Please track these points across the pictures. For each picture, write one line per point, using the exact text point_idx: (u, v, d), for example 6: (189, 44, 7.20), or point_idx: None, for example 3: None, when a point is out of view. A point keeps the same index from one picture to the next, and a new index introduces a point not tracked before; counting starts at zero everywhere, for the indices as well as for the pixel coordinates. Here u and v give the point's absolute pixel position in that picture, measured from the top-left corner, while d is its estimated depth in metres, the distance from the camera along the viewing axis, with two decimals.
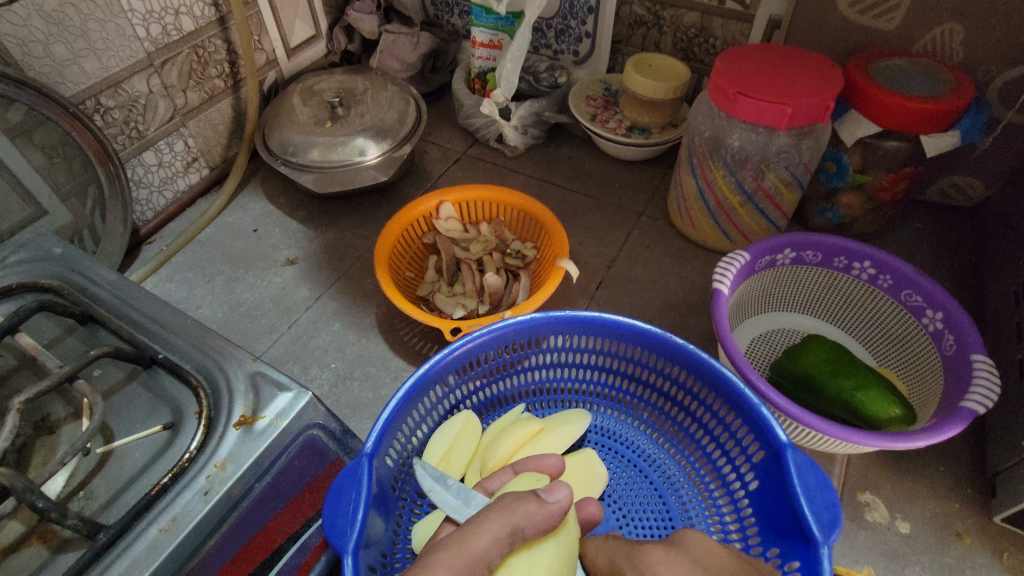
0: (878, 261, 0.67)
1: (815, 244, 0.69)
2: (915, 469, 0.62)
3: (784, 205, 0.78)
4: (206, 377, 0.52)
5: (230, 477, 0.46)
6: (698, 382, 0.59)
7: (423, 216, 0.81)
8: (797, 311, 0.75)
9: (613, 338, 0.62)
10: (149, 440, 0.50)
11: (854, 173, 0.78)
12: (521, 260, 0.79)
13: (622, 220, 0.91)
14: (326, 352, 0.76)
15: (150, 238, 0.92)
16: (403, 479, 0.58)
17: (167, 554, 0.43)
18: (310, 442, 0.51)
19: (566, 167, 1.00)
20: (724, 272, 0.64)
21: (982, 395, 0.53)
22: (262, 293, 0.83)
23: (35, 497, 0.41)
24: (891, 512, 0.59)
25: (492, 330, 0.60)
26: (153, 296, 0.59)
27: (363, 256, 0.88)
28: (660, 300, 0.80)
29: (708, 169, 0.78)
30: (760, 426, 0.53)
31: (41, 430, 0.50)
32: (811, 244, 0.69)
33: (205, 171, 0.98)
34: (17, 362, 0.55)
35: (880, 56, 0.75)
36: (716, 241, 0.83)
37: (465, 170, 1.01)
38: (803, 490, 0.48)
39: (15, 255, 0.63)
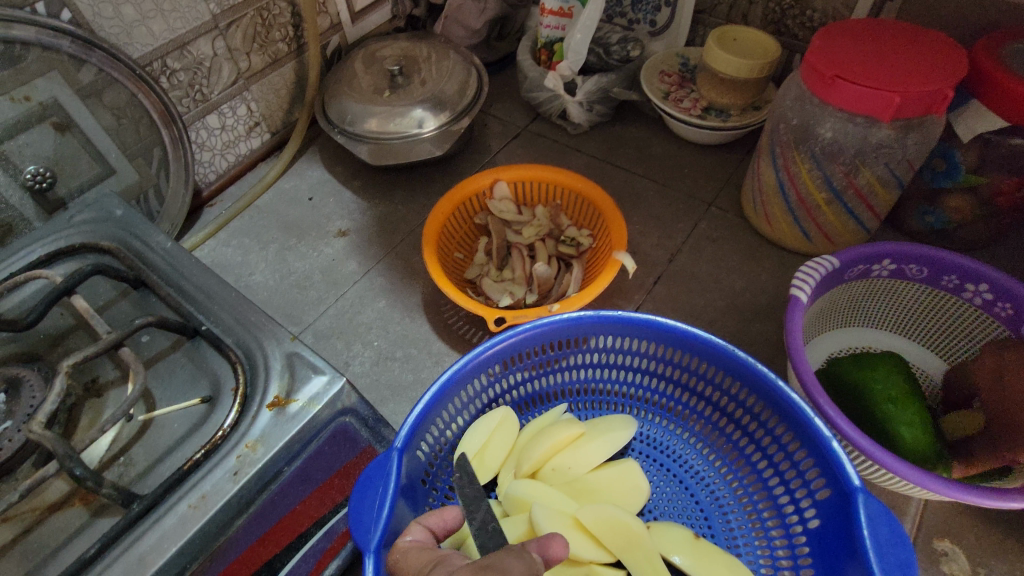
0: (998, 286, 0.58)
1: (922, 257, 0.61)
2: (1006, 521, 0.55)
3: (878, 206, 0.70)
4: (245, 352, 0.52)
5: (259, 459, 0.45)
6: (760, 402, 0.54)
7: (477, 195, 0.77)
8: (889, 331, 0.68)
9: (668, 345, 0.57)
10: (187, 412, 0.50)
11: (968, 173, 0.68)
12: (576, 249, 0.74)
13: (689, 209, 0.84)
14: (370, 329, 0.75)
15: (211, 201, 0.94)
16: (436, 471, 0.57)
17: (194, 531, 0.43)
18: (342, 429, 0.50)
19: (632, 148, 0.94)
20: (805, 279, 0.57)
21: None
22: (312, 263, 0.82)
23: (73, 465, 0.42)
24: (973, 566, 0.53)
25: (536, 326, 0.56)
26: (201, 265, 0.59)
27: (413, 231, 0.85)
28: (724, 301, 0.74)
29: (792, 160, 0.70)
30: (828, 460, 0.47)
31: (89, 392, 0.51)
32: (916, 257, 0.61)
33: (266, 136, 0.98)
34: (75, 322, 0.56)
35: (1016, 36, 0.64)
36: (793, 239, 0.75)
37: (525, 147, 0.97)
38: (873, 543, 0.42)
39: (80, 215, 0.65)
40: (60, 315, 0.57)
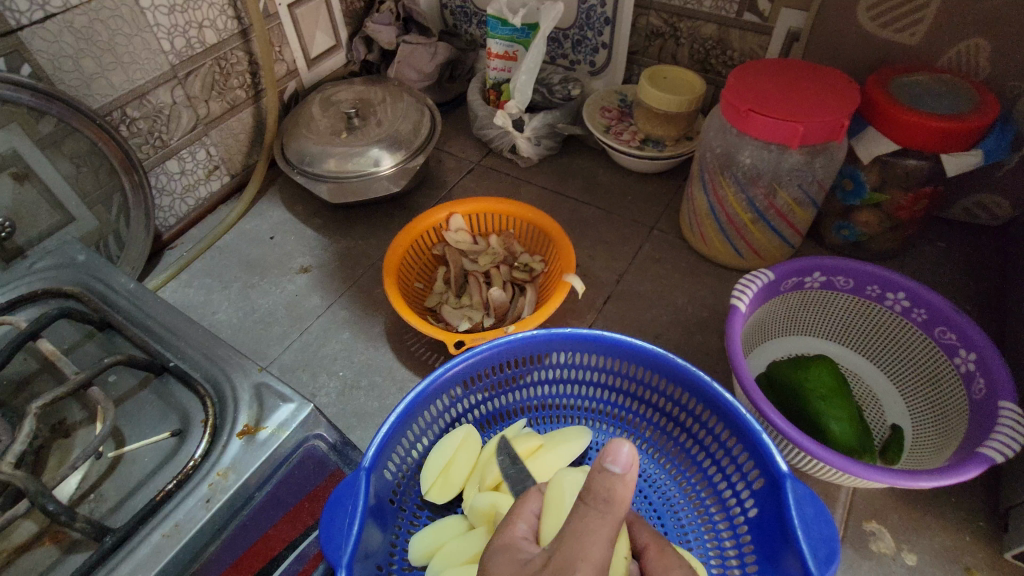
0: (913, 294, 0.65)
1: (847, 270, 0.68)
2: (925, 501, 0.60)
3: (798, 223, 0.77)
4: (213, 386, 0.54)
5: (230, 486, 0.47)
6: (701, 405, 0.58)
7: (433, 227, 0.82)
8: (821, 337, 0.74)
9: (615, 358, 0.62)
10: (157, 446, 0.52)
11: (872, 191, 0.76)
12: (529, 274, 0.79)
13: (633, 233, 0.90)
14: (335, 360, 0.77)
15: (172, 243, 0.95)
16: (403, 491, 0.59)
17: (169, 558, 0.44)
18: (311, 452, 0.53)
19: (579, 178, 1.00)
20: (743, 290, 0.64)
21: (1002, 442, 0.51)
22: (276, 299, 0.85)
23: (46, 501, 0.44)
24: (898, 543, 0.58)
25: (494, 346, 0.60)
26: (168, 305, 0.62)
27: (374, 264, 0.89)
28: (668, 316, 0.80)
29: (720, 185, 0.76)
30: (759, 452, 0.52)
31: (56, 433, 0.52)
32: (842, 270, 0.68)
33: (226, 179, 1.00)
34: (39, 366, 0.57)
35: (901, 71, 0.73)
36: (728, 257, 0.82)
37: (479, 180, 1.02)
38: (800, 522, 0.47)
39: (42, 262, 0.66)
40: (24, 360, 0.58)
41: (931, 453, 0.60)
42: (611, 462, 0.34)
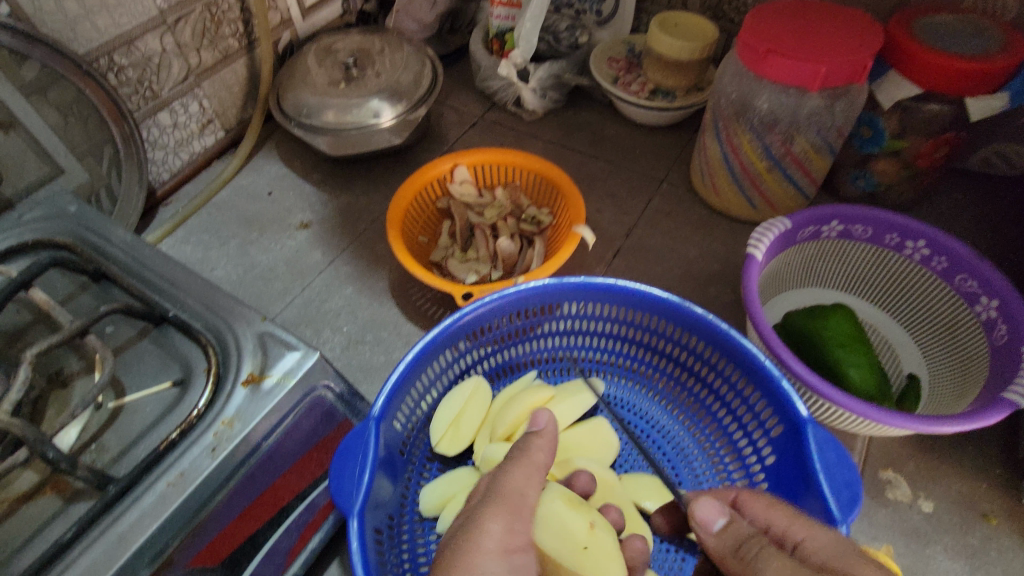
0: (933, 241, 0.63)
1: (866, 218, 0.66)
2: (942, 450, 0.60)
3: (814, 171, 0.75)
4: (215, 335, 0.52)
5: (237, 434, 0.45)
6: (717, 354, 0.57)
7: (437, 180, 0.79)
8: (833, 289, 0.72)
9: (628, 307, 0.60)
10: (159, 396, 0.50)
11: (891, 139, 0.74)
12: (537, 226, 0.77)
13: (642, 187, 0.88)
14: (338, 316, 0.75)
15: (166, 200, 0.92)
16: (412, 443, 0.58)
17: (175, 507, 0.42)
18: (318, 402, 0.51)
19: (585, 132, 0.97)
20: (759, 239, 0.62)
21: None
22: (276, 255, 0.82)
23: (46, 448, 0.42)
24: (914, 490, 0.57)
25: (504, 296, 0.58)
26: (166, 256, 0.59)
27: (376, 220, 0.86)
28: (679, 269, 0.78)
29: (735, 134, 0.74)
30: (779, 398, 0.51)
31: (54, 384, 0.50)
32: (861, 218, 0.66)
33: (220, 134, 0.97)
34: (33, 317, 0.55)
35: (925, 11, 0.70)
36: (740, 208, 0.80)
37: (482, 135, 0.99)
38: (822, 466, 0.46)
39: (31, 212, 0.63)
40: (17, 312, 0.56)
41: (950, 401, 0.59)
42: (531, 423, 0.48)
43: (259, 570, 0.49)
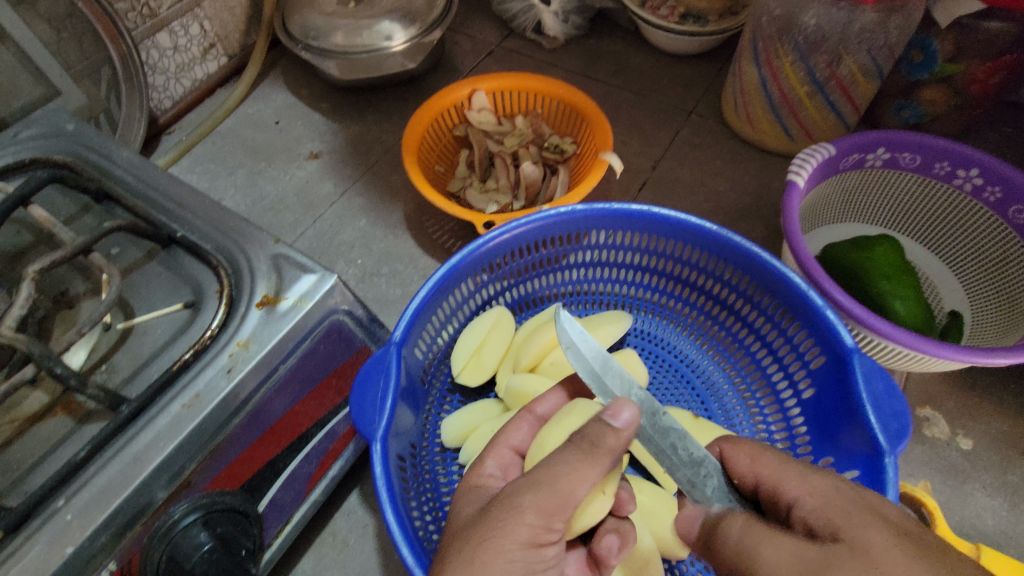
0: (988, 169, 0.58)
1: (916, 145, 0.61)
2: (982, 388, 0.58)
3: (859, 98, 0.70)
4: (227, 257, 0.49)
5: (253, 357, 0.43)
6: (754, 285, 0.54)
7: (454, 106, 0.74)
8: (872, 224, 0.69)
9: (660, 236, 0.57)
10: (170, 319, 0.48)
11: (944, 63, 0.68)
12: (560, 155, 0.73)
13: (669, 118, 0.83)
14: (352, 248, 0.72)
15: (169, 129, 0.88)
16: (433, 374, 0.56)
17: (191, 430, 0.40)
18: (336, 327, 0.48)
19: (609, 61, 0.91)
20: (801, 165, 0.58)
21: None
22: (286, 186, 0.79)
23: (54, 364, 0.40)
24: (952, 428, 0.56)
25: (531, 221, 0.55)
26: (171, 176, 0.56)
27: (389, 150, 0.82)
28: (708, 203, 0.74)
29: (775, 54, 0.69)
30: (822, 329, 0.48)
31: (60, 304, 0.48)
32: (911, 145, 0.61)
33: (223, 60, 0.92)
34: (35, 238, 0.53)
35: None
36: (775, 139, 0.75)
37: (499, 63, 0.93)
38: (869, 397, 0.44)
39: (27, 131, 0.60)
40: (17, 233, 0.53)
41: (994, 338, 0.57)
42: (611, 416, 0.35)
43: (279, 495, 0.48)
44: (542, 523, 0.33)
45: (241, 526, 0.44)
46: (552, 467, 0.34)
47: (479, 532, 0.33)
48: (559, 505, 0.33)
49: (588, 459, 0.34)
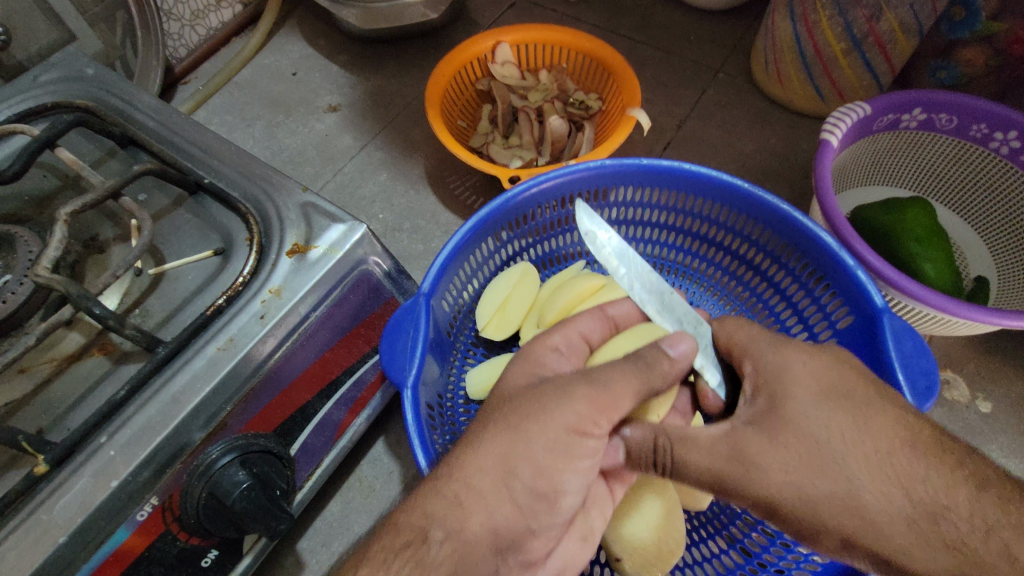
0: None
1: (954, 105, 0.59)
2: (1005, 353, 0.58)
3: (896, 57, 0.68)
4: (255, 205, 0.49)
5: (286, 304, 0.43)
6: (783, 244, 0.53)
7: (478, 58, 0.73)
8: (901, 188, 0.68)
9: (688, 194, 0.56)
10: (200, 265, 0.48)
11: (986, 21, 0.66)
12: (585, 111, 0.71)
13: (696, 76, 0.81)
14: (373, 203, 0.72)
15: (185, 78, 0.87)
16: (459, 327, 0.56)
17: (227, 372, 0.41)
18: (365, 277, 0.48)
19: (635, 15, 0.88)
20: (836, 124, 0.56)
21: None
22: (305, 139, 0.78)
23: (91, 305, 0.40)
24: (972, 391, 0.56)
25: (560, 175, 0.54)
26: (194, 122, 0.55)
27: (409, 104, 0.81)
28: (734, 164, 0.73)
29: (812, 8, 0.67)
30: (851, 289, 0.48)
31: (91, 249, 0.48)
32: (949, 105, 0.59)
33: (238, 8, 0.89)
34: (61, 183, 0.53)
35: None
36: (806, 100, 0.74)
37: (521, 16, 0.90)
38: (897, 356, 0.44)
39: (48, 74, 0.59)
40: (44, 177, 0.53)
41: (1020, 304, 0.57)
42: (670, 344, 0.39)
43: (310, 439, 0.49)
44: (590, 413, 0.35)
45: (275, 468, 0.45)
46: (612, 372, 0.37)
47: (529, 405, 0.35)
48: (609, 405, 0.36)
49: (642, 376, 0.37)
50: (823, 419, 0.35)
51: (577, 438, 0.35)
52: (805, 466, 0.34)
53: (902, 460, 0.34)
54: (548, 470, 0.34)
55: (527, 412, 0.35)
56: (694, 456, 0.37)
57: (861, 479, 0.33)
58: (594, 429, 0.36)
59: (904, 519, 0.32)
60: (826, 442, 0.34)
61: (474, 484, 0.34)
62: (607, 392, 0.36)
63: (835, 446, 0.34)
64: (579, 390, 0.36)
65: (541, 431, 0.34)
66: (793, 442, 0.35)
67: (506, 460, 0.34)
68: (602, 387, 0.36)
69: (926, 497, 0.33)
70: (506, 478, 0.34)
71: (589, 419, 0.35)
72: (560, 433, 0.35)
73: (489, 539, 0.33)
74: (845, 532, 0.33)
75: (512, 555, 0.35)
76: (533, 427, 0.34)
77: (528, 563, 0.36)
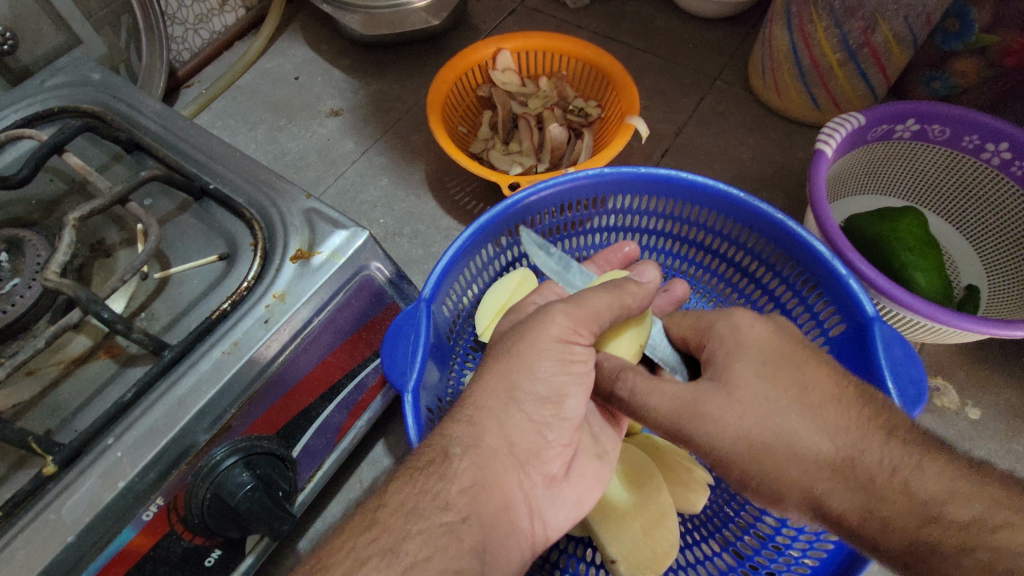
0: (1018, 144, 0.58)
1: (946, 117, 0.60)
2: (994, 361, 0.59)
3: (891, 68, 0.69)
4: (259, 211, 0.50)
5: (290, 308, 0.44)
6: (777, 253, 0.54)
7: (479, 65, 0.73)
8: (895, 196, 0.69)
9: (684, 202, 0.57)
10: (205, 270, 0.49)
11: (980, 33, 0.67)
12: (584, 119, 0.73)
13: (694, 84, 0.82)
14: (374, 207, 0.73)
15: (188, 82, 0.87)
16: (458, 331, 0.57)
17: (231, 376, 0.42)
18: (367, 282, 0.49)
19: (634, 23, 0.89)
20: (830, 134, 0.57)
21: None
22: (307, 143, 0.79)
23: (99, 309, 0.41)
24: (961, 398, 0.57)
25: (559, 183, 0.55)
26: (199, 128, 0.56)
27: (411, 110, 0.82)
28: (731, 171, 0.74)
29: (809, 19, 0.68)
30: (843, 298, 0.49)
31: (97, 253, 0.49)
32: (941, 117, 0.61)
33: (241, 12, 0.90)
34: (68, 188, 0.53)
35: None
36: (802, 109, 0.75)
37: (522, 23, 0.91)
38: (888, 364, 0.45)
39: (54, 79, 0.59)
40: (51, 182, 0.54)
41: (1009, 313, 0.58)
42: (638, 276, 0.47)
43: (311, 442, 0.50)
44: (571, 326, 0.39)
45: (277, 469, 0.46)
46: (590, 292, 0.41)
47: (517, 334, 0.40)
48: (590, 320, 0.40)
49: (617, 295, 0.41)
50: (762, 380, 0.36)
51: (567, 346, 0.39)
52: (747, 422, 0.36)
53: (835, 412, 0.35)
54: (550, 378, 0.38)
55: (518, 339, 0.39)
56: (650, 401, 0.38)
57: (796, 433, 0.35)
58: (577, 339, 0.40)
59: (830, 466, 0.35)
60: (770, 402, 0.36)
61: (485, 407, 0.37)
62: (586, 309, 0.40)
63: (774, 404, 0.36)
64: (559, 308, 0.40)
65: (530, 352, 0.38)
66: (744, 398, 0.36)
67: (507, 386, 0.37)
68: (584, 304, 0.40)
69: (850, 443, 0.35)
70: (511, 392, 0.37)
71: (573, 330, 0.39)
72: (546, 345, 0.38)
73: (506, 448, 0.37)
74: (778, 475, 0.36)
75: (534, 465, 0.38)
76: (524, 351, 0.38)
77: (552, 474, 0.39)
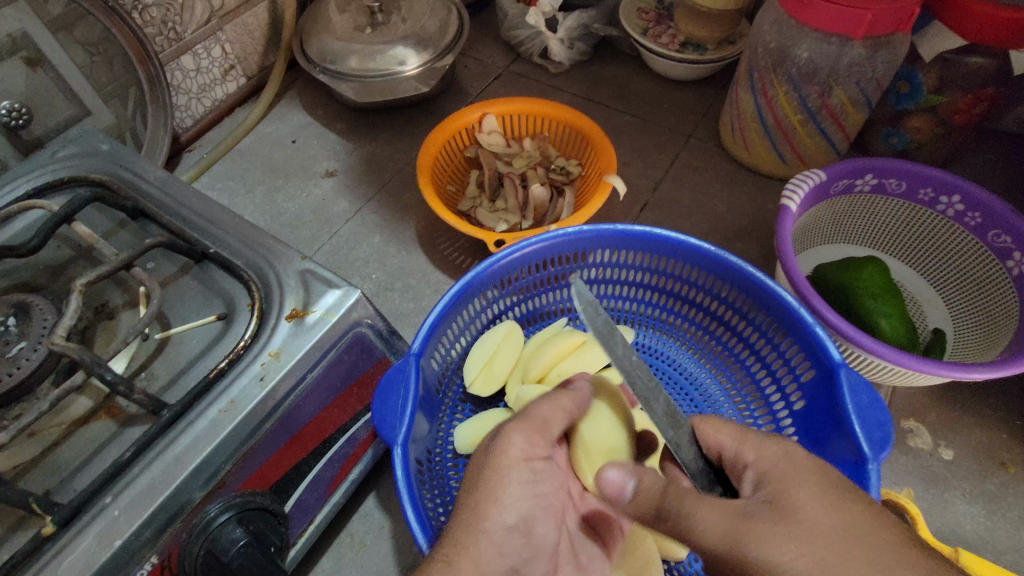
0: (969, 196, 0.62)
1: (901, 171, 0.65)
2: (963, 401, 0.61)
3: (848, 126, 0.74)
4: (256, 273, 0.52)
5: (284, 366, 0.46)
6: (749, 302, 0.57)
7: (466, 128, 0.78)
8: (861, 245, 0.73)
9: (661, 255, 0.60)
10: (203, 329, 0.51)
11: (928, 94, 0.72)
12: (566, 177, 0.77)
13: (669, 141, 0.87)
14: (367, 263, 0.76)
15: (190, 146, 0.92)
16: (447, 383, 0.59)
17: (228, 433, 0.43)
18: (359, 338, 0.52)
19: (612, 85, 0.95)
20: (794, 190, 0.61)
21: None
22: (302, 203, 0.82)
23: (102, 371, 0.43)
24: (934, 439, 0.59)
25: (541, 240, 0.58)
26: (201, 195, 0.59)
27: (402, 170, 0.86)
28: (706, 224, 0.78)
29: (770, 84, 0.74)
30: (811, 344, 0.52)
31: (101, 315, 0.52)
32: (896, 172, 0.65)
33: (242, 81, 0.95)
34: (74, 253, 0.56)
35: None
36: (771, 164, 0.80)
37: (507, 86, 0.97)
38: (855, 410, 0.48)
39: (64, 150, 0.63)
40: (58, 248, 0.57)
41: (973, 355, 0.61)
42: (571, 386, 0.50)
43: (304, 496, 0.51)
44: (530, 444, 0.43)
45: (270, 525, 0.47)
46: (536, 405, 0.46)
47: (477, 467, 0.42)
48: (540, 431, 0.44)
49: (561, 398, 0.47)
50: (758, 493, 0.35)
51: (528, 465, 0.42)
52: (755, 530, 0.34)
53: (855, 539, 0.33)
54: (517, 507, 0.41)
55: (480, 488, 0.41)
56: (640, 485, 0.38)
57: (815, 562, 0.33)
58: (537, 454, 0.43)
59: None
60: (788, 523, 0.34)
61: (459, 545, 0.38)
62: (534, 421, 0.44)
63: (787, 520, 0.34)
64: (513, 429, 0.43)
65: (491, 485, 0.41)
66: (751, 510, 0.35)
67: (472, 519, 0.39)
68: (534, 416, 0.45)
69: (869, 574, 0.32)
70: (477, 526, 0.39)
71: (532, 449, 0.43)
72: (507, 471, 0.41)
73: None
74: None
75: None
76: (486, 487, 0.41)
77: None
